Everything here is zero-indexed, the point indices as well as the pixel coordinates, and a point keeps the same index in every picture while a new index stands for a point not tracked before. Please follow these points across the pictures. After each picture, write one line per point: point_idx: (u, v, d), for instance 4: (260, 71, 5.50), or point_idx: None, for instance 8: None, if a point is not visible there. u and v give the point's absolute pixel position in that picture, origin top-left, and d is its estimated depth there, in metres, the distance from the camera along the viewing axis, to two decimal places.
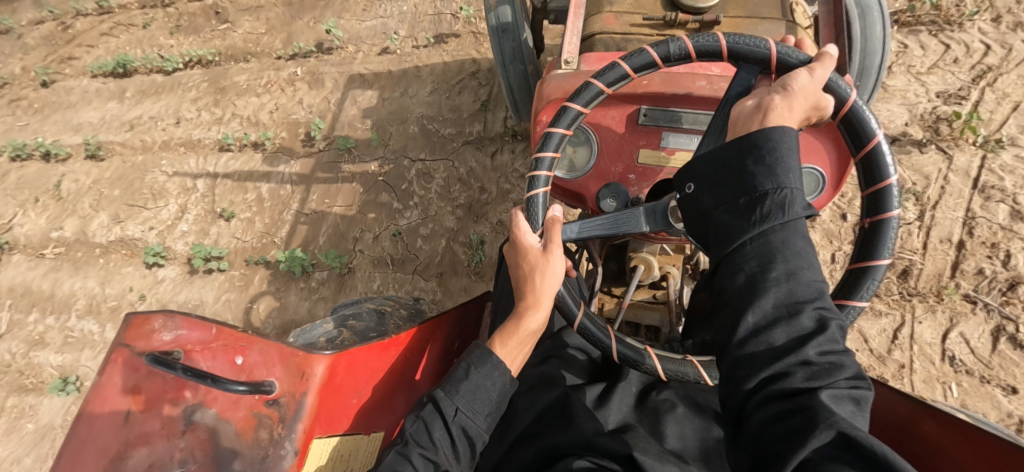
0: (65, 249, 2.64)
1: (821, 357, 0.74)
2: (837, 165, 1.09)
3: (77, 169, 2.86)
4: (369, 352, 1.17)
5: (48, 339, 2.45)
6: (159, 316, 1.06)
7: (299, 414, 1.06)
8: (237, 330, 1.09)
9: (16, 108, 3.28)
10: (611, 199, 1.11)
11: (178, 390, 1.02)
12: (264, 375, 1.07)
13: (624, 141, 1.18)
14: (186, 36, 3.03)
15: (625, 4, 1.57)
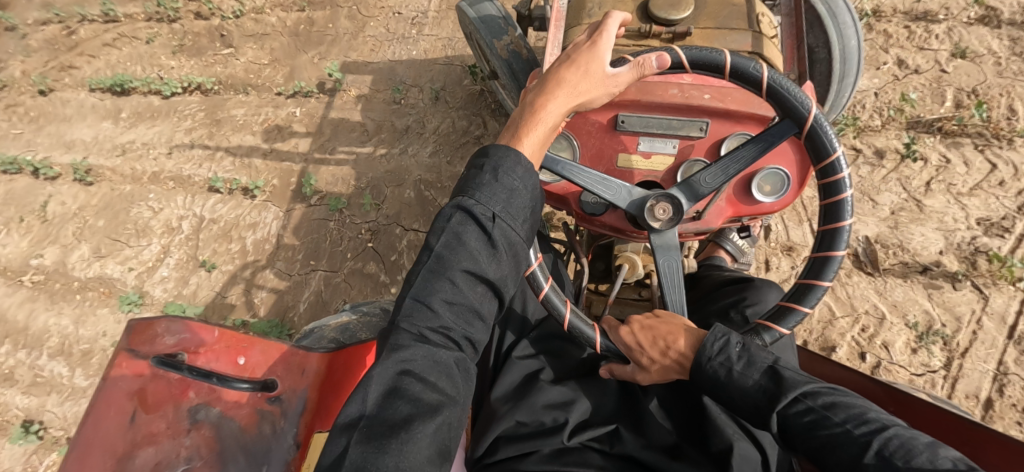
0: (43, 279, 2.55)
1: (762, 363, 1.01)
2: (799, 164, 1.32)
3: (65, 190, 2.77)
4: (365, 352, 1.30)
5: (17, 376, 2.38)
6: (161, 321, 1.10)
7: (299, 407, 1.15)
8: (237, 333, 1.16)
9: (11, 115, 3.14)
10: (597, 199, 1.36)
11: (183, 390, 1.06)
12: (265, 374, 1.15)
13: (604, 146, 1.39)
14: (188, 57, 2.91)
15: (603, 15, 1.68)
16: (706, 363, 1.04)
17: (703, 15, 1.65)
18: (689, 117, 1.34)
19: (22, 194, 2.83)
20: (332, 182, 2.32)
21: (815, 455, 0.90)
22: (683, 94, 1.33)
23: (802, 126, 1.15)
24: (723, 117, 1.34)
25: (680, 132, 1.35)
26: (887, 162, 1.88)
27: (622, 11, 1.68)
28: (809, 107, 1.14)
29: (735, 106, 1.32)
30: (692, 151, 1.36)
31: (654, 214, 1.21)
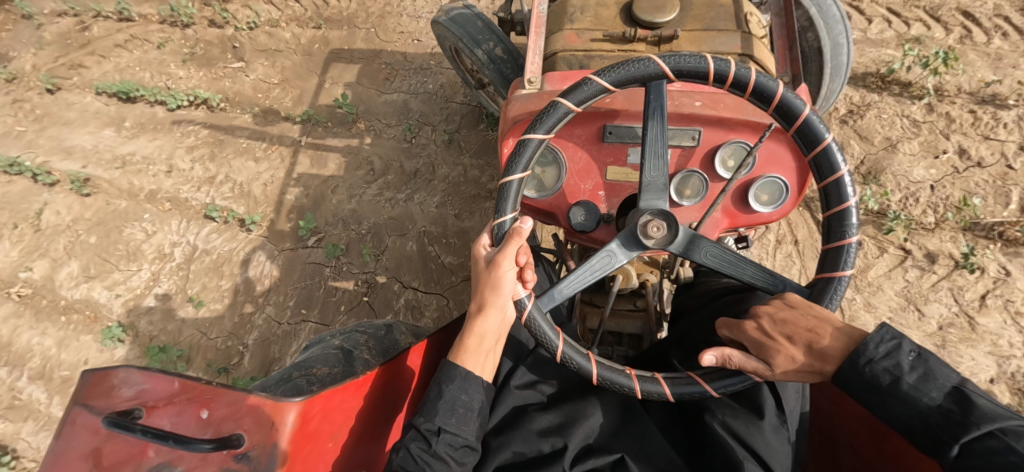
0: (28, 292, 2.48)
1: (942, 378, 0.89)
2: (796, 173, 1.36)
3: (61, 199, 2.68)
4: (342, 394, 1.17)
5: None
6: (119, 372, 1.09)
7: (270, 468, 1.03)
8: (200, 382, 1.08)
9: (17, 110, 3.06)
10: (581, 214, 1.40)
11: (143, 449, 1.04)
12: (231, 428, 1.05)
13: (591, 158, 1.41)
14: (197, 68, 2.78)
15: (586, 22, 1.73)
16: (865, 365, 0.93)
17: (690, 18, 1.67)
18: (681, 128, 1.35)
19: (18, 197, 2.75)
20: (331, 223, 2.20)
21: None
22: (673, 102, 1.33)
23: (813, 149, 1.14)
24: (716, 126, 1.34)
25: (670, 142, 1.36)
26: (938, 268, 1.81)
27: (605, 17, 1.73)
28: (822, 133, 1.13)
29: (732, 113, 1.32)
30: (682, 162, 1.38)
31: (645, 232, 1.19)
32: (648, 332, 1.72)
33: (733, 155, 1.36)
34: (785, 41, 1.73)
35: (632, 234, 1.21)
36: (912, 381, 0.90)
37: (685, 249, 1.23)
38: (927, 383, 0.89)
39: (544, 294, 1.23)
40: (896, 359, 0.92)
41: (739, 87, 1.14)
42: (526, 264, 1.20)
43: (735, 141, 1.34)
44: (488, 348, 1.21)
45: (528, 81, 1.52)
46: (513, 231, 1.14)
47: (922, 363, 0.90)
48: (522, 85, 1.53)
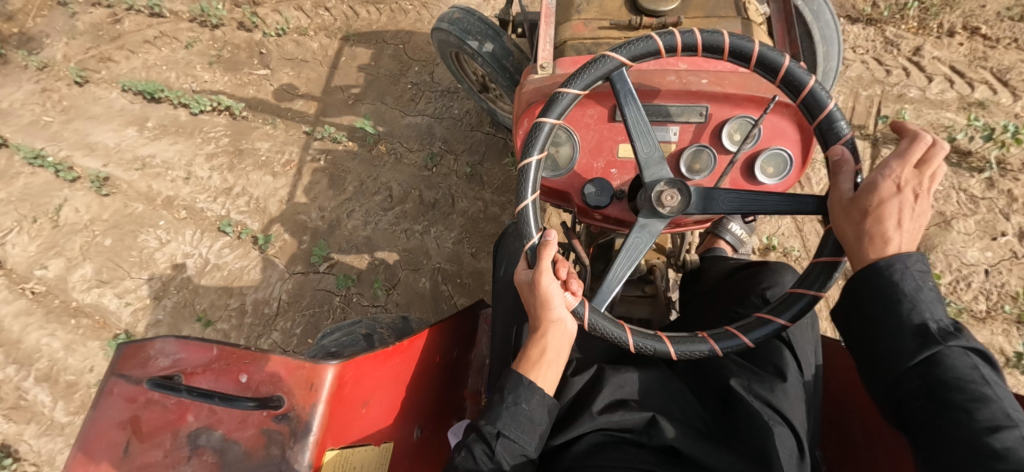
0: (40, 289, 2.50)
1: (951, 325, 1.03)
2: (800, 145, 1.45)
3: (78, 197, 2.67)
4: (371, 363, 1.37)
5: (4, 393, 2.33)
6: (154, 344, 1.26)
7: (308, 426, 1.24)
8: (235, 352, 1.27)
9: (45, 100, 3.07)
10: (596, 191, 1.47)
11: (181, 414, 1.22)
12: (269, 391, 1.25)
13: (602, 138, 1.51)
14: (223, 72, 2.74)
15: (593, 13, 1.86)
16: (904, 275, 1.05)
17: (691, 6, 1.82)
18: (689, 103, 1.45)
19: (39, 189, 2.76)
20: (345, 249, 2.15)
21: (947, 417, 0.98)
22: (680, 80, 1.46)
23: (816, 117, 1.25)
24: (723, 103, 1.44)
25: (678, 119, 1.45)
26: None
27: (610, 8, 1.87)
28: (824, 100, 1.24)
29: (738, 91, 1.43)
30: (692, 138, 1.46)
31: (660, 202, 1.30)
32: (655, 316, 2.09)
33: (740, 130, 1.44)
34: (785, 26, 1.74)
35: (652, 209, 1.32)
36: (914, 301, 1.04)
37: (702, 207, 1.34)
38: (924, 303, 1.04)
39: (599, 294, 1.34)
40: (910, 282, 1.05)
41: (747, 56, 1.25)
42: (568, 275, 1.30)
43: (746, 116, 1.43)
44: (552, 359, 1.29)
45: (541, 65, 1.66)
46: (542, 243, 1.26)
47: (927, 292, 1.05)
48: (534, 75, 1.64)
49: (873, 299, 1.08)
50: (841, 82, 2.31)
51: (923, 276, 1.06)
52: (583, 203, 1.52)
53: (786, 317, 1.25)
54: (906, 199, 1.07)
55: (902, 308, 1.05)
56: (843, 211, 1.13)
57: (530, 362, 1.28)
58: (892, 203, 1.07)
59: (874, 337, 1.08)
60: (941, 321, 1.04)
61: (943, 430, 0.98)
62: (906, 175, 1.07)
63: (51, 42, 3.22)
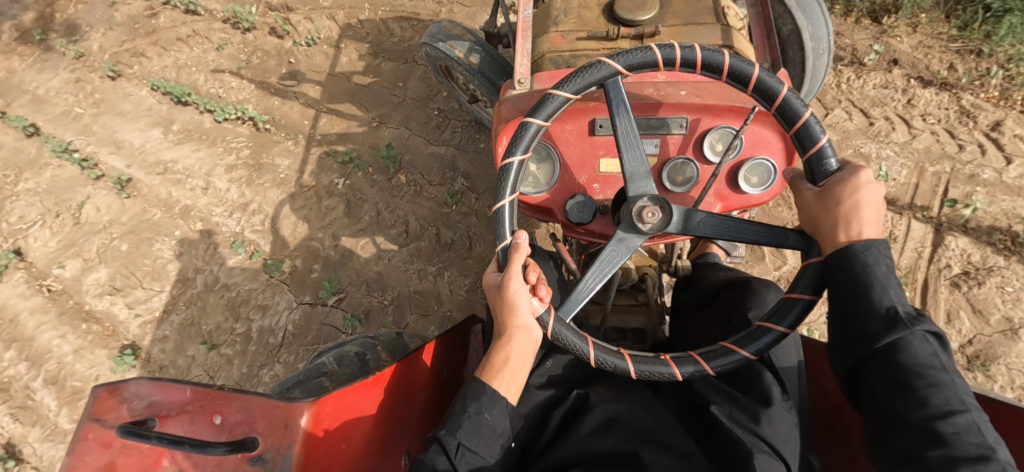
0: (56, 286, 2.51)
1: (911, 317, 1.05)
2: (781, 152, 1.46)
3: (98, 196, 2.66)
4: (353, 394, 1.29)
5: (15, 389, 2.36)
6: (128, 386, 1.15)
7: (285, 468, 1.13)
8: (211, 391, 1.18)
9: (78, 90, 3.06)
10: (579, 206, 1.49)
11: (156, 460, 1.11)
12: (246, 432, 1.16)
13: (583, 153, 1.52)
14: (250, 79, 2.67)
15: (569, 24, 1.87)
16: (863, 274, 1.08)
17: (669, 13, 1.82)
18: (668, 116, 1.46)
19: (63, 183, 2.76)
20: (354, 283, 2.10)
21: (900, 426, 1.01)
22: (658, 93, 1.49)
23: (792, 126, 1.22)
24: (703, 113, 1.46)
25: (658, 131, 1.46)
26: None
27: (588, 18, 1.88)
28: (800, 109, 1.22)
29: (718, 103, 1.46)
30: (674, 150, 1.47)
31: (642, 219, 1.29)
32: (650, 326, 1.85)
33: (721, 140, 1.45)
34: (762, 29, 1.88)
35: (633, 224, 1.31)
36: (882, 287, 1.06)
37: (682, 228, 1.33)
38: (889, 290, 1.06)
39: (563, 305, 1.34)
40: (877, 268, 1.08)
41: (738, 75, 1.24)
42: (537, 281, 1.32)
43: (724, 127, 1.44)
44: (516, 365, 1.30)
45: (517, 82, 1.69)
46: (513, 248, 1.30)
47: (891, 279, 1.07)
48: (513, 88, 1.69)
49: (839, 288, 1.11)
50: (907, 152, 2.19)
51: (887, 265, 1.08)
52: (568, 219, 1.52)
53: (787, 325, 1.23)
54: (870, 197, 1.13)
55: (869, 295, 1.06)
56: (814, 209, 1.18)
57: (495, 366, 1.29)
58: (848, 202, 1.13)
59: (846, 323, 1.10)
60: (908, 307, 1.06)
61: (903, 420, 1.01)
62: (865, 174, 1.15)
63: (88, 29, 3.20)
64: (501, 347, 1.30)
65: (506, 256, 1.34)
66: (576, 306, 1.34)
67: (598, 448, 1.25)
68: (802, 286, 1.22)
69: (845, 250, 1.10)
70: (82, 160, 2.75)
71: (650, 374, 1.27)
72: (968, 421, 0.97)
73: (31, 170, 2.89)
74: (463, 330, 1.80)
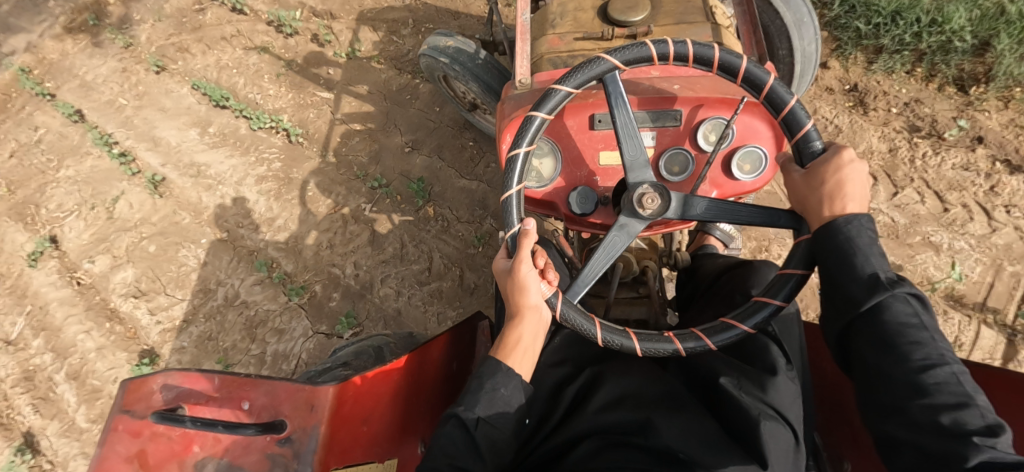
0: (85, 279, 2.55)
1: (891, 280, 1.12)
2: (770, 142, 1.54)
3: (133, 192, 2.68)
4: (370, 380, 1.45)
5: (41, 378, 2.42)
6: (157, 378, 1.30)
7: (310, 446, 1.31)
8: (236, 379, 1.35)
9: (123, 80, 3.08)
10: (580, 199, 1.57)
11: (186, 445, 1.28)
12: (271, 415, 1.33)
13: (583, 148, 1.59)
14: (288, 87, 2.62)
15: (566, 26, 1.93)
16: (848, 242, 1.16)
17: (661, 14, 1.88)
18: (664, 109, 1.55)
19: (101, 174, 2.79)
20: (373, 318, 2.08)
21: (883, 378, 1.07)
22: (654, 87, 1.57)
23: (780, 112, 1.30)
24: (696, 105, 1.54)
25: (655, 124, 1.55)
26: None
27: (584, 20, 1.94)
28: (785, 96, 1.29)
29: (711, 95, 1.54)
30: (670, 141, 1.56)
31: (642, 205, 1.34)
32: (651, 316, 1.93)
33: (715, 130, 1.53)
34: (749, 28, 1.95)
35: (633, 211, 1.36)
36: (863, 257, 1.14)
37: (682, 213, 1.38)
38: (872, 258, 1.14)
39: (570, 287, 1.39)
40: (856, 238, 1.16)
41: (727, 67, 1.31)
42: (544, 266, 1.40)
43: (718, 117, 1.52)
44: (527, 345, 1.35)
45: (516, 80, 1.74)
46: (520, 234, 1.34)
47: (872, 248, 1.15)
48: (512, 87, 1.75)
49: (826, 262, 1.19)
50: (984, 247, 2.16)
51: (869, 237, 1.16)
52: (570, 210, 1.60)
53: (781, 299, 1.29)
54: (851, 174, 1.22)
55: (853, 265, 1.14)
56: (801, 188, 1.26)
57: (505, 346, 1.34)
58: (838, 173, 1.22)
59: (833, 294, 1.18)
60: (890, 273, 1.13)
61: (887, 373, 1.06)
62: (849, 155, 1.24)
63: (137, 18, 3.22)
64: (510, 330, 1.35)
65: (513, 244, 1.39)
66: (583, 289, 1.40)
67: (608, 421, 1.29)
68: (792, 263, 1.29)
69: (830, 227, 1.19)
70: (120, 154, 2.77)
71: (653, 350, 1.31)
72: (950, 373, 1.03)
73: (73, 158, 2.94)
74: (470, 321, 1.90)
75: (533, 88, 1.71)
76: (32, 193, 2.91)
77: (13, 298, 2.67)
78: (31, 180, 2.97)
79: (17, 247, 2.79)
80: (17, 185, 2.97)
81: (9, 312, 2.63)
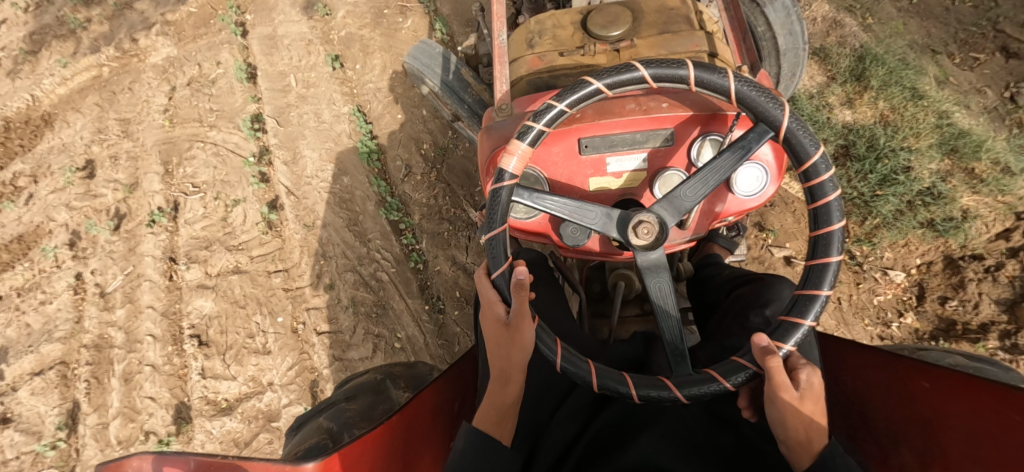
0: (179, 270, 2.42)
1: None
2: (772, 170, 1.40)
3: (252, 206, 2.43)
4: (361, 448, 1.36)
5: (103, 354, 2.39)
6: (136, 462, 1.23)
7: None
8: (214, 459, 1.26)
9: (305, 56, 2.79)
10: (572, 229, 1.39)
11: None
12: None
13: (569, 175, 1.43)
14: (438, 178, 2.26)
15: (545, 44, 1.74)
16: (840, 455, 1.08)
17: (643, 25, 1.69)
18: (651, 130, 1.37)
19: (237, 164, 2.58)
20: None
21: None
22: (640, 108, 1.38)
23: (798, 164, 1.20)
24: (688, 123, 1.37)
25: (645, 146, 1.39)
26: None
27: (563, 37, 1.73)
28: (800, 139, 1.18)
29: (693, 112, 1.37)
30: (663, 164, 1.40)
31: (637, 232, 1.21)
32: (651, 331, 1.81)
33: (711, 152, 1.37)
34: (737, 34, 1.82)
35: (626, 236, 1.23)
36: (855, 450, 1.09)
37: (682, 222, 1.24)
38: None
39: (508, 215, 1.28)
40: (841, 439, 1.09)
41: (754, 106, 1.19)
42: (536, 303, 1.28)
43: (711, 135, 1.35)
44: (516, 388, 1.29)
45: (496, 106, 1.59)
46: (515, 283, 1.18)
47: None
48: (493, 112, 1.61)
49: None
50: None
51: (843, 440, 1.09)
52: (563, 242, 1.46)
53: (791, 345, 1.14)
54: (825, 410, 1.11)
55: (839, 465, 1.06)
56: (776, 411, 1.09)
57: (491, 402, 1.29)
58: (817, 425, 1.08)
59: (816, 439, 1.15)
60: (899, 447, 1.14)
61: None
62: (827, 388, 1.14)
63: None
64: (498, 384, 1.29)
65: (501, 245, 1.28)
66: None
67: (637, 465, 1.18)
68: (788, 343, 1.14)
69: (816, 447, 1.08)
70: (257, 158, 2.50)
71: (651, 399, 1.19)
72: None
73: (226, 120, 2.77)
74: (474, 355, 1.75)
75: (515, 113, 1.57)
76: (183, 138, 2.83)
77: (123, 243, 2.65)
78: (187, 122, 2.88)
79: (149, 191, 2.75)
80: (178, 120, 2.94)
81: (115, 262, 2.61)
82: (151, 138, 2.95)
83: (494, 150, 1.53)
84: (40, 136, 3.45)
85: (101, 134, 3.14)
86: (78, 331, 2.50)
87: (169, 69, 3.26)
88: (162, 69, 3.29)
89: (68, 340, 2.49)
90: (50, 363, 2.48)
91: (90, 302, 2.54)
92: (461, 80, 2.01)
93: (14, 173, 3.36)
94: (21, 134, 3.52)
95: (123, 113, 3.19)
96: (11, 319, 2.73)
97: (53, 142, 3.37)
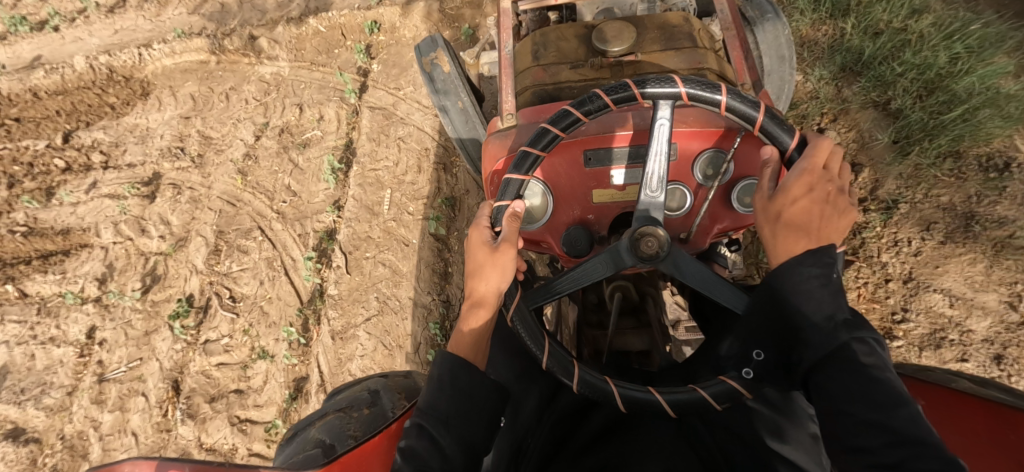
0: (177, 408, 2.02)
1: (897, 393, 0.86)
2: None
3: (277, 374, 1.95)
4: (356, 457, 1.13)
5: (75, 458, 2.08)
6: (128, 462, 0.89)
7: None
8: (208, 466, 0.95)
9: (412, 182, 2.15)
10: (573, 239, 1.31)
11: None
12: None
13: (575, 187, 1.33)
14: None
15: (549, 57, 1.57)
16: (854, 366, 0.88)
17: (648, 39, 1.54)
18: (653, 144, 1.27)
19: (283, 296, 2.06)
20: None
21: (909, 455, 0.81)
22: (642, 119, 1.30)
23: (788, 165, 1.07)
24: (690, 138, 1.25)
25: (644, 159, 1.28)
26: None
27: (567, 51, 1.57)
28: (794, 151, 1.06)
29: (691, 127, 1.25)
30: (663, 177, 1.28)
31: (640, 246, 1.13)
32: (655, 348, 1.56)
33: (712, 165, 1.24)
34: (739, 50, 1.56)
35: (627, 247, 1.14)
36: (808, 300, 0.93)
37: (674, 268, 1.15)
38: (875, 376, 0.87)
39: (539, 291, 1.21)
40: (802, 281, 0.94)
41: (762, 130, 1.07)
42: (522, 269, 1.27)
43: (713, 151, 1.24)
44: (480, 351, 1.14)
45: (501, 115, 1.48)
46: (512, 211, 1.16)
47: (822, 288, 0.93)
48: (498, 122, 1.49)
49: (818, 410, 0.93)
50: None
51: (823, 271, 0.94)
52: (565, 252, 1.35)
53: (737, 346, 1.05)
54: (814, 203, 1.00)
55: (830, 378, 0.90)
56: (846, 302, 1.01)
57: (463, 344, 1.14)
58: (824, 188, 1.01)
59: (760, 321, 1.01)
60: (895, 387, 0.87)
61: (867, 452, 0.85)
62: (813, 178, 1.01)
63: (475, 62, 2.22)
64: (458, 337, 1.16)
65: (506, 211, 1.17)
66: (545, 298, 1.21)
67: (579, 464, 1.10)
68: None
69: (777, 269, 0.98)
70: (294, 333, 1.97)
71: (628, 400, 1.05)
72: (915, 414, 0.84)
73: (296, 218, 2.23)
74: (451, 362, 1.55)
75: (519, 124, 1.44)
76: (246, 213, 2.33)
77: (142, 320, 2.25)
78: (258, 191, 2.37)
79: (190, 262, 2.31)
80: (251, 181, 2.42)
81: (126, 342, 2.23)
82: (220, 186, 2.48)
83: (491, 162, 1.42)
84: (132, 105, 3.09)
85: (179, 147, 2.71)
86: (64, 409, 2.19)
87: (271, 92, 2.72)
88: (266, 87, 2.75)
89: (52, 413, 2.19)
90: (29, 430, 2.20)
91: (88, 378, 2.20)
92: (444, 72, 1.94)
93: (93, 139, 3.03)
94: (118, 93, 3.19)
95: (208, 129, 2.72)
96: (20, 339, 2.45)
97: (137, 120, 2.98)
